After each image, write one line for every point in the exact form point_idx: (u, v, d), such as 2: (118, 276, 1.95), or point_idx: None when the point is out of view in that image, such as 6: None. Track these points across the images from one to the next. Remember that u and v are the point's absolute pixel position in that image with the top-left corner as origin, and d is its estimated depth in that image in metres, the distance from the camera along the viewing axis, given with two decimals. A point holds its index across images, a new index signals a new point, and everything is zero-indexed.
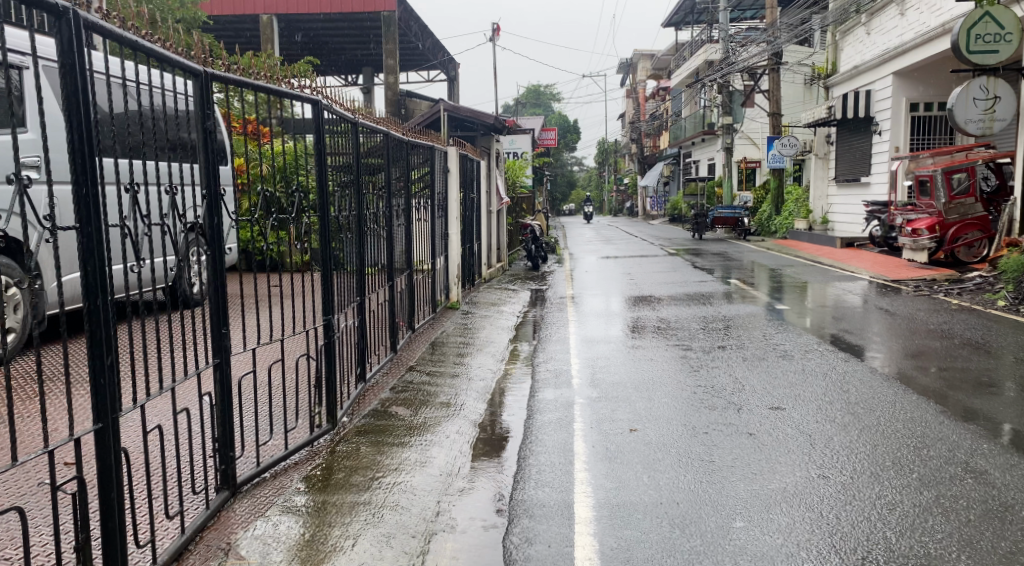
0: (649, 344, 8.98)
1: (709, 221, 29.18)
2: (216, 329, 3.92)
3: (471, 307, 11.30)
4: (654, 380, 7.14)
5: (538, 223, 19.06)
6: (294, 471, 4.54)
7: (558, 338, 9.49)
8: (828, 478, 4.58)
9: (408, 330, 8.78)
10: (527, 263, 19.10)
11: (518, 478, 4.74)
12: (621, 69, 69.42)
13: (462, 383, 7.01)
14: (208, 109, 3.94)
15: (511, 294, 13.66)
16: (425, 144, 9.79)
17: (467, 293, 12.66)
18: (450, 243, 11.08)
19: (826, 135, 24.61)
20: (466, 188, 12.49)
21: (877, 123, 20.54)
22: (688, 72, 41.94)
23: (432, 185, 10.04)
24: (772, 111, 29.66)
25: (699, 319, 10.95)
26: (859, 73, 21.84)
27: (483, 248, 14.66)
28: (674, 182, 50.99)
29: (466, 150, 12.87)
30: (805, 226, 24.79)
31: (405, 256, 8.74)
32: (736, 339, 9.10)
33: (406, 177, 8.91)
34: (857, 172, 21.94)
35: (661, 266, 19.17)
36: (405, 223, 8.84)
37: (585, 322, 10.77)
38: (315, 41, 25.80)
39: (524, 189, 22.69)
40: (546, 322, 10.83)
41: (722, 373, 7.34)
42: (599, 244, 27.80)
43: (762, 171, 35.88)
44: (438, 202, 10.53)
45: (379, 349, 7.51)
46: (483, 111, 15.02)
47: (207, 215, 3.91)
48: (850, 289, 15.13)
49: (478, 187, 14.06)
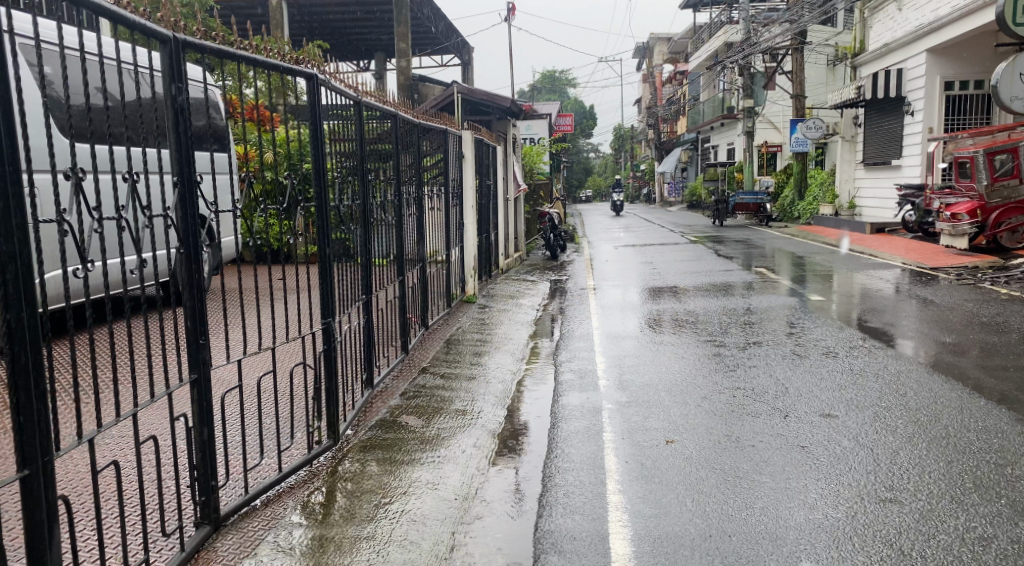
0: (680, 340, 8.37)
1: (730, 207, 28.42)
2: (191, 340, 3.35)
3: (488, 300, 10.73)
4: (689, 382, 6.53)
5: (556, 211, 18.44)
6: (288, 497, 4.00)
7: (580, 333, 8.91)
8: (902, 504, 3.98)
9: (420, 327, 8.22)
10: (545, 253, 18.49)
11: (543, 503, 4.17)
12: (638, 54, 68.44)
13: (479, 387, 6.45)
14: (179, 82, 3.33)
15: (529, 286, 13.08)
16: (438, 128, 9.21)
17: (484, 285, 12.09)
18: (465, 232, 10.52)
19: (854, 117, 23.84)
20: (482, 175, 11.92)
21: (909, 103, 19.78)
22: (706, 54, 41.09)
23: (446, 170, 9.48)
24: (795, 92, 28.84)
25: (729, 311, 10.34)
26: (889, 51, 21.07)
27: (500, 237, 14.08)
28: (693, 167, 50.11)
29: (481, 134, 12.30)
30: (831, 211, 24.02)
31: (418, 247, 8.19)
32: (772, 334, 8.48)
33: (418, 163, 8.34)
34: (888, 154, 21.17)
35: (684, 254, 18.51)
36: (417, 212, 8.28)
37: (608, 315, 10.17)
38: (325, 26, 25.26)
39: (540, 175, 22.07)
40: (566, 316, 10.24)
41: (760, 374, 6.74)
42: (618, 232, 27.14)
43: (784, 156, 35.06)
44: (453, 189, 9.96)
45: (388, 349, 6.95)
46: (499, 93, 14.41)
47: (180, 207, 3.32)
48: (884, 278, 14.44)
49: (494, 173, 13.47)
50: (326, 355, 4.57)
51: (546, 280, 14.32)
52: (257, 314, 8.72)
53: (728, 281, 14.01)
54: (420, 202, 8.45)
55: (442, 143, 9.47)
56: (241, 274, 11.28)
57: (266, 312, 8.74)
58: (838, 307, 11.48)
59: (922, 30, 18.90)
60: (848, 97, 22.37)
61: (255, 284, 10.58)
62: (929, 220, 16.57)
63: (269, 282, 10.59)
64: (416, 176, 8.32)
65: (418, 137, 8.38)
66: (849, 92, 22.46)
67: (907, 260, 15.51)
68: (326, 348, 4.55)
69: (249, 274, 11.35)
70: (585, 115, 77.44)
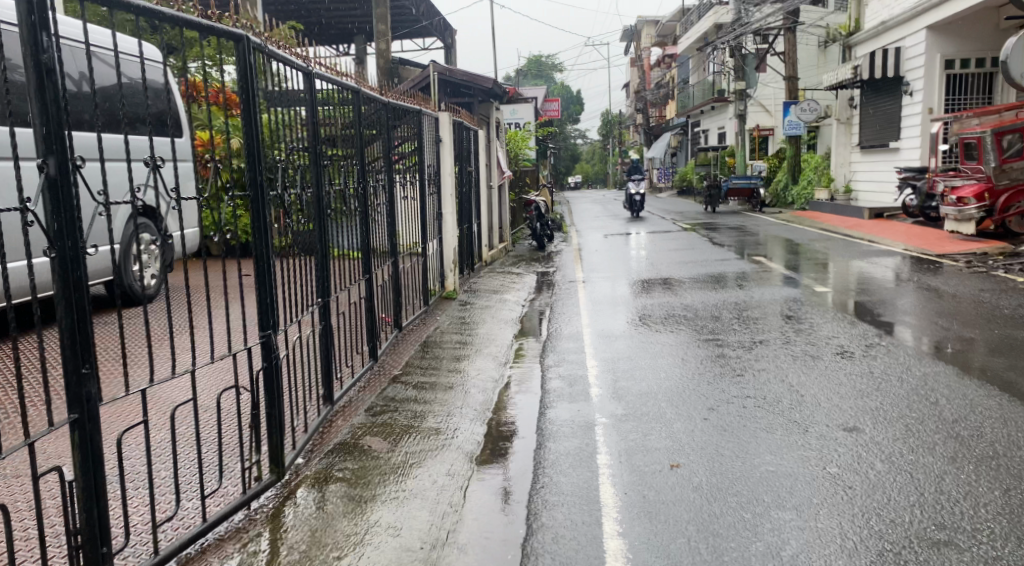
0: (677, 338, 7.68)
1: (722, 193, 27.70)
2: (70, 369, 2.70)
3: (470, 296, 9.98)
4: (693, 390, 5.82)
5: (542, 199, 17.72)
6: (214, 555, 3.29)
7: (568, 333, 8.18)
8: (961, 552, 3.30)
9: (394, 329, 7.49)
10: (532, 242, 17.78)
11: (527, 551, 3.47)
12: (626, 39, 67.65)
13: (457, 399, 5.72)
14: (43, 36, 2.64)
15: (514, 279, 12.36)
16: (413, 111, 8.47)
17: (465, 280, 11.34)
18: (444, 222, 9.79)
19: (850, 98, 23.13)
20: (462, 161, 11.18)
21: (908, 83, 19.15)
22: (696, 37, 40.34)
23: (421, 154, 8.73)
24: (787, 74, 28.15)
25: (728, 304, 9.65)
26: (886, 29, 20.41)
27: (483, 227, 13.34)
28: (682, 153, 49.42)
29: (461, 117, 11.56)
30: (827, 196, 23.35)
31: (390, 239, 7.48)
32: (777, 331, 7.79)
33: (388, 147, 7.59)
34: (885, 137, 20.51)
35: (675, 241, 17.83)
36: (389, 201, 7.55)
37: (597, 312, 9.43)
38: (301, 8, 24.38)
39: (526, 161, 21.37)
40: (553, 313, 9.52)
41: (770, 379, 6.05)
42: (607, 219, 26.42)
43: (775, 140, 34.40)
44: (429, 176, 9.21)
45: (355, 357, 6.20)
46: (481, 75, 13.64)
47: (51, 198, 2.65)
48: (887, 265, 13.78)
49: (475, 159, 12.73)
50: (265, 373, 3.82)
51: (532, 271, 13.64)
52: (217, 315, 8.05)
53: (723, 270, 13.35)
54: (392, 190, 7.71)
55: (416, 125, 8.71)
56: (202, 272, 10.58)
57: (228, 315, 8.07)
58: (842, 298, 10.83)
59: (922, 6, 18.20)
60: (844, 78, 21.66)
61: (217, 280, 9.90)
62: (931, 204, 15.89)
63: (234, 278, 9.91)
64: (387, 161, 7.58)
65: (389, 118, 7.62)
66: (844, 72, 21.76)
67: (910, 246, 14.86)
68: (267, 365, 3.82)
69: (211, 270, 10.67)
70: (573, 101, 76.56)
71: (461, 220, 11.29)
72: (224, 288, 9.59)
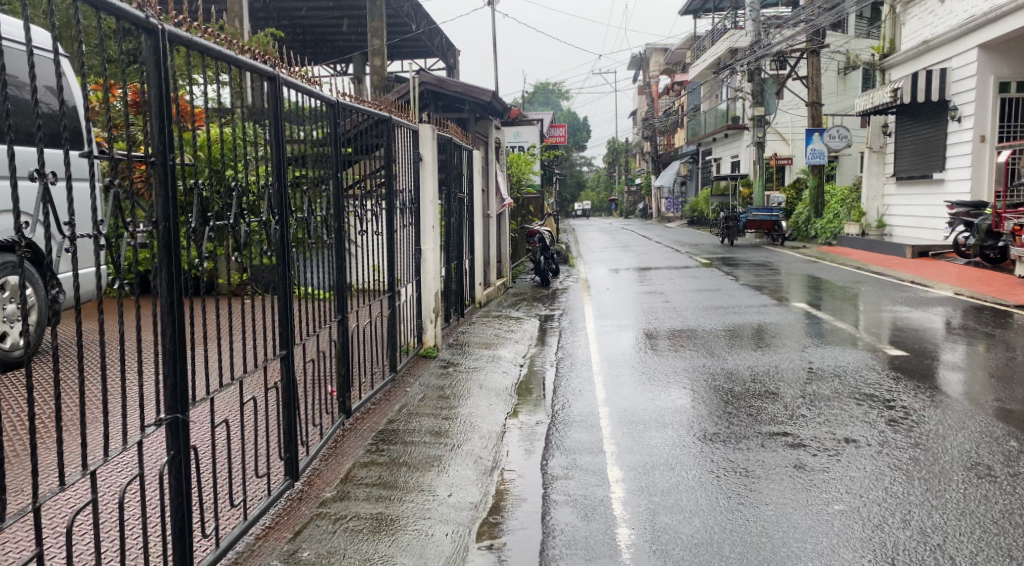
0: (727, 433, 5.55)
1: (741, 225, 25.62)
2: None
3: (454, 355, 7.86)
4: (775, 545, 3.73)
5: (546, 230, 15.85)
6: None
7: (581, 416, 6.09)
8: None
9: (343, 414, 5.37)
10: (535, 278, 15.84)
11: None
12: (634, 66, 66.28)
13: (407, 555, 3.62)
14: None
15: (512, 326, 10.35)
16: (378, 117, 6.44)
17: (450, 329, 9.26)
18: (423, 260, 7.75)
19: (884, 124, 21.27)
20: (450, 186, 9.21)
21: (955, 108, 17.34)
22: (709, 63, 38.74)
23: (388, 172, 6.70)
24: (810, 99, 26.31)
25: (781, 368, 7.59)
26: (927, 49, 18.63)
27: (476, 263, 11.32)
28: (692, 182, 47.62)
29: (450, 133, 9.60)
30: (857, 230, 21.37)
31: (338, 284, 5.42)
32: (865, 421, 5.69)
33: (336, 159, 5.60)
34: (928, 168, 18.63)
35: (694, 280, 15.85)
36: (336, 232, 5.51)
37: (617, 380, 7.30)
38: (292, 24, 22.58)
39: (531, 188, 19.48)
40: (559, 380, 7.46)
41: (882, 518, 3.98)
42: (616, 251, 24.42)
43: (793, 170, 32.50)
44: (401, 201, 7.14)
45: (263, 483, 4.10)
46: (477, 85, 11.63)
47: None
48: (951, 318, 11.79)
49: (469, 183, 10.78)
50: None
51: (534, 315, 11.65)
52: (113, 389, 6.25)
53: (759, 316, 11.34)
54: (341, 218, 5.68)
55: (385, 135, 6.71)
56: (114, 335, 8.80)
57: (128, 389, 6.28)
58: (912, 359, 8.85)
59: (974, 23, 16.39)
60: (880, 101, 19.80)
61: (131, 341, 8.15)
62: (991, 243, 14.26)
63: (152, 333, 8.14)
64: (335, 178, 5.57)
65: (336, 120, 5.60)
66: (880, 96, 19.89)
67: (973, 294, 13.12)
68: None
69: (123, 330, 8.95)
70: (579, 128, 74.91)
71: (447, 258, 9.27)
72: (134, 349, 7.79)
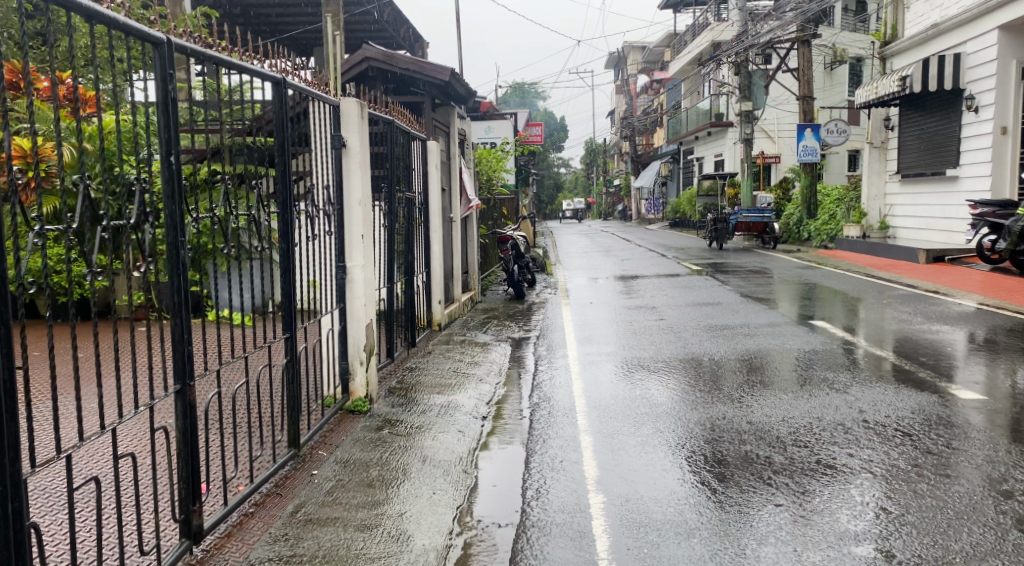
0: (774, 554, 3.70)
1: (730, 227, 23.86)
2: None
3: (397, 408, 5.93)
4: None
5: (520, 235, 14.00)
6: None
7: (562, 515, 4.21)
8: None
9: (190, 539, 3.47)
10: (507, 289, 14.02)
11: None
12: (613, 65, 64.85)
13: None
14: None
15: (478, 355, 8.44)
16: (259, 75, 4.50)
17: (397, 366, 7.29)
18: (348, 281, 5.75)
19: (885, 117, 19.55)
20: (392, 181, 7.24)
21: (970, 97, 15.66)
22: (690, 58, 37.11)
23: (282, 158, 4.68)
24: (802, 93, 24.64)
25: (826, 422, 5.72)
26: (936, 34, 16.93)
27: (436, 277, 9.39)
28: (673, 182, 46.07)
29: (393, 114, 7.64)
30: (858, 233, 19.65)
31: (180, 336, 3.41)
32: (983, 532, 3.84)
33: (173, 128, 3.44)
34: (939, 164, 16.93)
35: (683, 289, 14.13)
36: (175, 251, 3.40)
37: (615, 444, 5.41)
38: (245, 12, 20.64)
39: (504, 188, 17.62)
40: (534, 441, 5.53)
41: None
42: (597, 255, 22.62)
43: (781, 168, 30.93)
44: (306, 203, 5.18)
45: None
46: (433, 63, 9.67)
47: None
48: (988, 335, 10.09)
49: (423, 178, 8.84)
50: None
51: (505, 338, 9.69)
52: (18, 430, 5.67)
53: (772, 336, 9.47)
54: (191, 228, 3.69)
55: (275, 103, 4.69)
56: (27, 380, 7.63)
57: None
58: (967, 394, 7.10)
59: (991, 2, 14.78)
60: (884, 91, 18.04)
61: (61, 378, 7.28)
62: None
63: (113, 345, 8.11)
64: (171, 164, 3.51)
65: (172, 72, 3.50)
66: (883, 85, 18.11)
67: (1010, 307, 11.45)
68: None
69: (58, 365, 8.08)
70: (556, 128, 73.41)
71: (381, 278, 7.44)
72: (82, 372, 7.79)
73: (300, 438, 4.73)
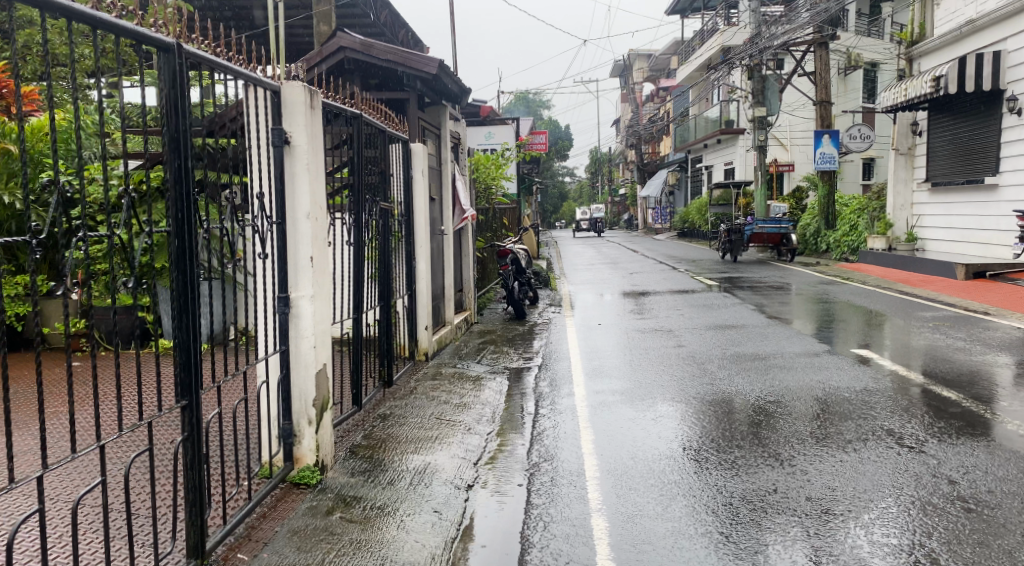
0: None
1: (744, 238, 22.49)
2: None
3: (356, 481, 4.63)
4: None
5: (519, 248, 12.69)
6: None
7: None
8: None
9: None
10: (507, 309, 12.71)
11: None
12: (617, 73, 63.67)
13: None
14: None
15: (467, 393, 7.14)
16: (144, 36, 3.23)
17: (364, 415, 5.99)
18: (293, 318, 4.49)
19: (913, 121, 18.18)
20: (358, 188, 5.94)
21: (1013, 99, 14.38)
22: (699, 64, 35.87)
23: (179, 159, 3.41)
24: (819, 98, 23.34)
25: (909, 498, 4.40)
26: (973, 30, 15.64)
27: (423, 301, 8.10)
28: (681, 192, 44.81)
29: (368, 110, 6.36)
30: (884, 245, 18.29)
31: None
32: None
33: None
34: (977, 172, 15.61)
35: (700, 308, 12.80)
36: None
37: (632, 532, 4.12)
38: (234, 14, 19.25)
39: (503, 198, 16.32)
40: (532, 527, 4.22)
41: None
42: (603, 269, 21.27)
43: (794, 176, 29.69)
44: (227, 219, 3.94)
45: None
46: (416, 54, 8.52)
47: None
48: None
49: (405, 185, 7.57)
50: None
51: (502, 370, 8.37)
52: None
53: (811, 369, 8.15)
54: None
55: (164, 78, 3.38)
56: None
57: None
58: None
59: None
60: (913, 93, 16.72)
61: None
62: None
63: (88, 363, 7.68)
64: None
65: None
66: (912, 87, 16.79)
67: None
68: None
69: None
70: (561, 137, 72.15)
71: (345, 306, 6.14)
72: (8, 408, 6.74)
73: (206, 542, 3.49)
